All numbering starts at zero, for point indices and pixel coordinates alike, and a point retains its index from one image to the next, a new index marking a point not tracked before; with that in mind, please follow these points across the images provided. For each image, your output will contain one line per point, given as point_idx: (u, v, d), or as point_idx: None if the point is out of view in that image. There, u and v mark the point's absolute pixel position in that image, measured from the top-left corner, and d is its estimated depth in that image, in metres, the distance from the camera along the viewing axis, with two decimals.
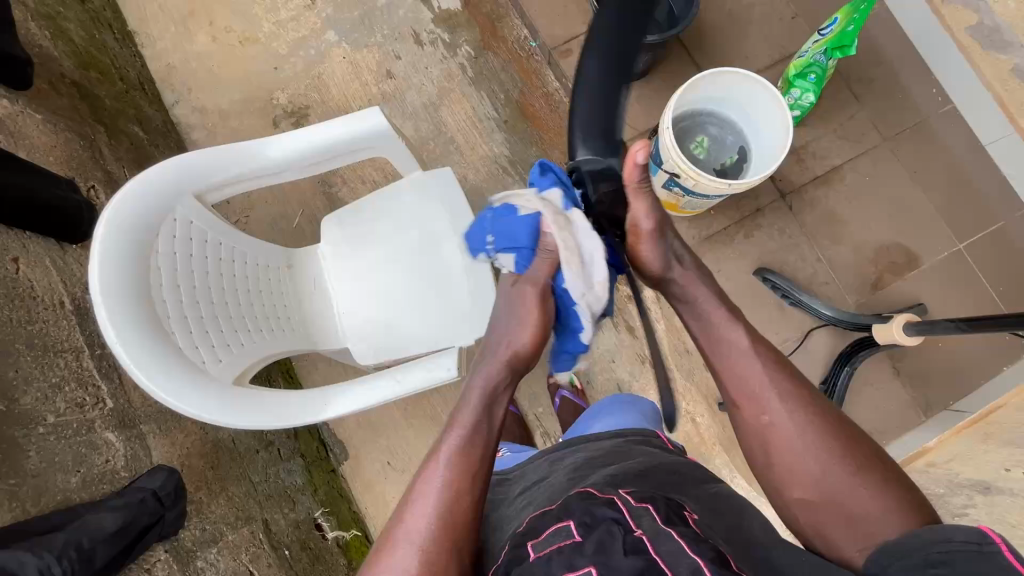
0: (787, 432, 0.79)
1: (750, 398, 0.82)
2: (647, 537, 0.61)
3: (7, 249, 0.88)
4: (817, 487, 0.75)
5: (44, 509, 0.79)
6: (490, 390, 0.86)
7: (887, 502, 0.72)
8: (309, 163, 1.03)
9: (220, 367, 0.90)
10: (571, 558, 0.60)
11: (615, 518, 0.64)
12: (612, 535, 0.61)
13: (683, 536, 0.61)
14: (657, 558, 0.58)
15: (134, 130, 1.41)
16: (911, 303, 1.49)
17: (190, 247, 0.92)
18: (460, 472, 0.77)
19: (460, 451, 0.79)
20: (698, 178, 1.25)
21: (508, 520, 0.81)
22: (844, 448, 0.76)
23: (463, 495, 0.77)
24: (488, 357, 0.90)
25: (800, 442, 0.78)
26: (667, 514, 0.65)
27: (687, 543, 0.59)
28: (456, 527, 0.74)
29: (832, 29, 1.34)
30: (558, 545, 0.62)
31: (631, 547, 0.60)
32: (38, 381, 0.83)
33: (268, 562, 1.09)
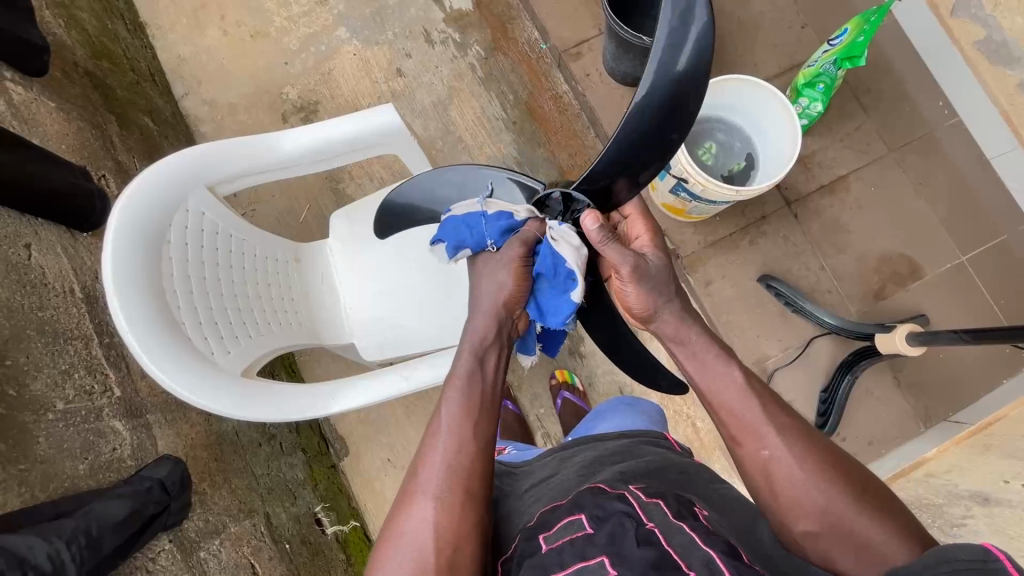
0: (786, 466, 0.75)
1: (745, 432, 0.79)
2: (660, 530, 0.62)
3: (20, 235, 0.88)
4: (822, 517, 0.72)
5: (52, 495, 0.78)
6: (482, 351, 0.84)
7: (887, 531, 0.71)
8: (320, 159, 1.03)
9: (228, 358, 0.90)
10: (584, 549, 0.60)
11: (627, 511, 0.64)
12: (624, 526, 0.62)
13: (694, 530, 0.62)
14: (669, 549, 0.59)
15: (145, 121, 1.42)
16: (913, 313, 1.51)
17: (202, 238, 0.92)
18: (454, 440, 0.78)
19: (456, 421, 0.79)
20: (708, 185, 1.26)
21: (517, 515, 0.81)
22: (845, 476, 0.75)
23: (469, 459, 0.77)
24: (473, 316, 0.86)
25: (801, 476, 0.74)
26: (677, 509, 0.65)
27: (699, 536, 0.61)
28: (457, 493, 0.75)
29: (843, 39, 1.35)
30: (570, 537, 0.63)
31: (643, 539, 0.60)
32: (48, 368, 0.83)
33: (268, 556, 1.09)
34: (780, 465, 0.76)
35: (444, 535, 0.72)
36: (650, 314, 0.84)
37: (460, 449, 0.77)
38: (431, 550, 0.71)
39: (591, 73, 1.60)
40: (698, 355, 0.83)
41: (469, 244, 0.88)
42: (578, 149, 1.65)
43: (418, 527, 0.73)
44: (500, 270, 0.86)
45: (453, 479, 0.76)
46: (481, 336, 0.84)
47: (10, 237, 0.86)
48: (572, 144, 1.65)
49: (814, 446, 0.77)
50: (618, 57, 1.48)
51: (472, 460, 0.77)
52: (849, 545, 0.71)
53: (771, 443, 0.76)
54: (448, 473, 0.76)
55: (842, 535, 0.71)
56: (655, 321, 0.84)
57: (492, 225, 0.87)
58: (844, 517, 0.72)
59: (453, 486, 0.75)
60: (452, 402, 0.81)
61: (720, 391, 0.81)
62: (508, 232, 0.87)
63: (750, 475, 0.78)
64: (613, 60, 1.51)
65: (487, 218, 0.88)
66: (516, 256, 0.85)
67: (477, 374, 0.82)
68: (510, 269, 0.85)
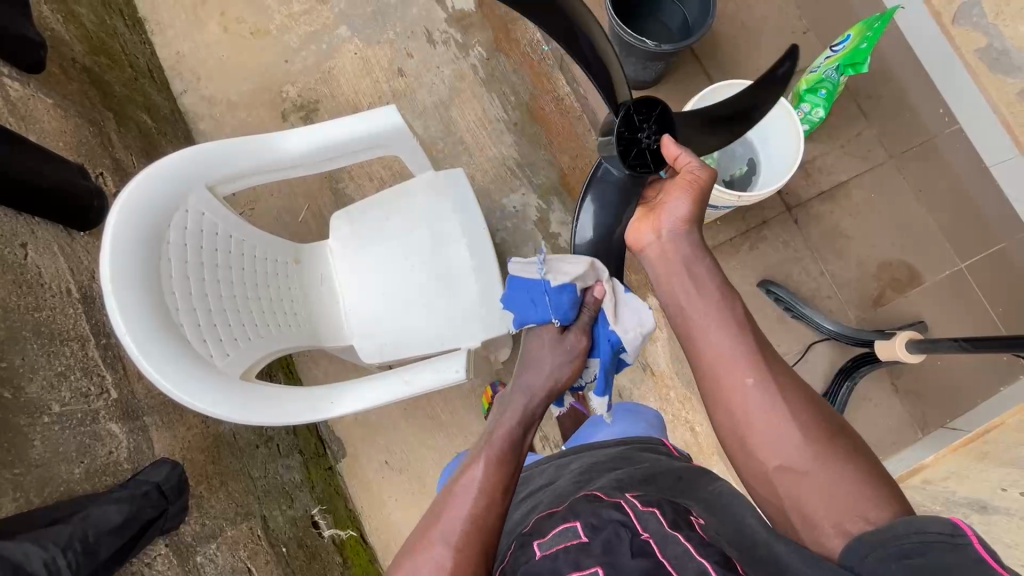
0: (764, 401, 0.75)
1: (729, 363, 0.78)
2: (655, 540, 0.62)
3: (16, 235, 0.86)
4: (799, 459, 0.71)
5: (47, 499, 0.77)
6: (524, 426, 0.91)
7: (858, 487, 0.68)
8: (324, 159, 1.03)
9: (227, 361, 0.89)
10: (578, 558, 0.61)
11: (622, 520, 0.65)
12: (619, 536, 0.63)
13: (690, 540, 0.61)
14: (664, 560, 0.59)
15: (143, 118, 1.40)
16: (911, 320, 1.51)
17: (200, 239, 0.91)
18: (475, 496, 0.78)
19: (481, 488, 0.79)
20: (709, 190, 1.26)
21: (514, 524, 0.81)
22: (819, 425, 0.74)
23: (491, 517, 0.77)
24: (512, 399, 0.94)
25: (779, 409, 0.74)
26: (674, 518, 0.65)
27: (694, 547, 0.60)
28: (475, 557, 0.72)
29: (845, 46, 1.36)
30: (564, 545, 0.64)
31: (637, 549, 0.61)
32: (44, 370, 0.82)
33: (265, 559, 1.08)
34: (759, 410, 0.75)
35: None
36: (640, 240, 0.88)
37: (472, 509, 0.76)
38: None
39: None
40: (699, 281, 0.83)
41: (535, 318, 0.96)
42: (579, 151, 1.65)
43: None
44: (561, 347, 0.96)
45: (461, 534, 0.74)
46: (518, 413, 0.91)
47: (6, 236, 0.84)
48: (574, 147, 1.65)
49: (791, 397, 0.75)
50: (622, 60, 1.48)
51: (482, 520, 0.76)
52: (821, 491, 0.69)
53: (756, 372, 0.76)
54: (454, 529, 0.74)
55: (808, 485, 0.70)
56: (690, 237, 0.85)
57: (559, 300, 0.94)
58: (813, 464, 0.70)
59: (467, 543, 0.73)
60: (480, 467, 0.82)
61: (700, 315, 0.81)
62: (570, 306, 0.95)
63: (730, 407, 0.77)
64: None
65: (550, 292, 0.94)
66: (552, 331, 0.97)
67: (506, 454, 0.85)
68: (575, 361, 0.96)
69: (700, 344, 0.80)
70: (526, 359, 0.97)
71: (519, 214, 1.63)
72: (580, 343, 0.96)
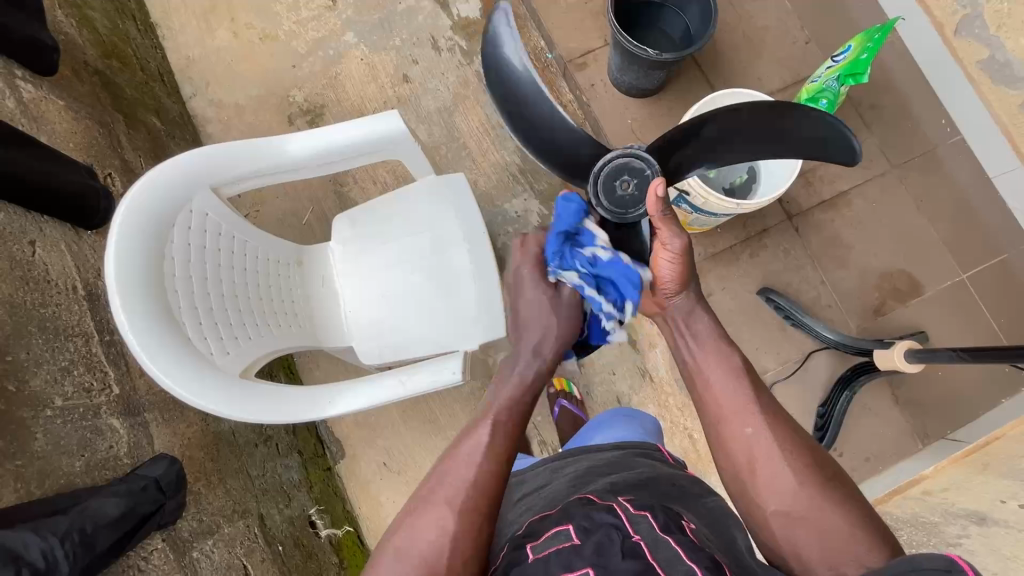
0: (766, 449, 0.80)
1: (729, 415, 0.84)
2: (646, 542, 0.63)
3: (25, 232, 0.88)
4: (794, 500, 0.77)
5: (47, 492, 0.78)
6: (522, 381, 0.87)
7: (853, 533, 0.74)
8: (327, 162, 1.04)
9: (227, 359, 0.90)
10: (570, 559, 0.62)
11: (615, 523, 0.66)
12: (610, 538, 0.64)
13: (680, 545, 0.63)
14: (655, 562, 0.61)
15: (152, 120, 1.43)
16: (912, 330, 1.51)
17: (204, 240, 0.92)
18: (480, 462, 0.80)
19: (485, 453, 0.81)
20: (708, 197, 1.28)
21: (509, 525, 0.83)
22: (814, 469, 0.79)
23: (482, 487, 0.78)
24: (518, 352, 0.89)
25: (778, 458, 0.80)
26: (665, 522, 0.67)
27: (685, 552, 0.62)
28: (473, 519, 0.76)
29: (846, 56, 1.37)
30: (556, 547, 0.65)
31: (628, 550, 0.62)
32: (48, 364, 0.84)
33: (262, 557, 1.08)
34: (759, 447, 0.80)
35: (442, 557, 0.73)
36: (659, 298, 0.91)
37: (473, 474, 0.79)
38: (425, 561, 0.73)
39: (596, 83, 1.62)
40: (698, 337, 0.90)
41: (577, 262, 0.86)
42: None
43: (421, 538, 0.74)
44: (542, 319, 0.87)
45: (464, 498, 0.77)
46: (520, 364, 0.88)
47: (15, 233, 0.86)
48: None
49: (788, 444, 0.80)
50: (624, 68, 1.50)
51: (484, 484, 0.78)
52: (821, 534, 0.75)
53: (755, 422, 0.82)
54: (456, 492, 0.77)
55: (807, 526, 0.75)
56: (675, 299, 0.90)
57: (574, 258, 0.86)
58: (810, 507, 0.76)
59: (471, 509, 0.76)
60: (489, 430, 0.83)
61: (711, 369, 0.87)
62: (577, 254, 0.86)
63: (732, 456, 0.82)
64: (619, 70, 1.53)
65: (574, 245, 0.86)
66: (542, 281, 0.88)
67: (514, 415, 0.85)
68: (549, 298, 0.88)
69: (711, 397, 0.86)
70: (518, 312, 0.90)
71: (521, 219, 1.64)
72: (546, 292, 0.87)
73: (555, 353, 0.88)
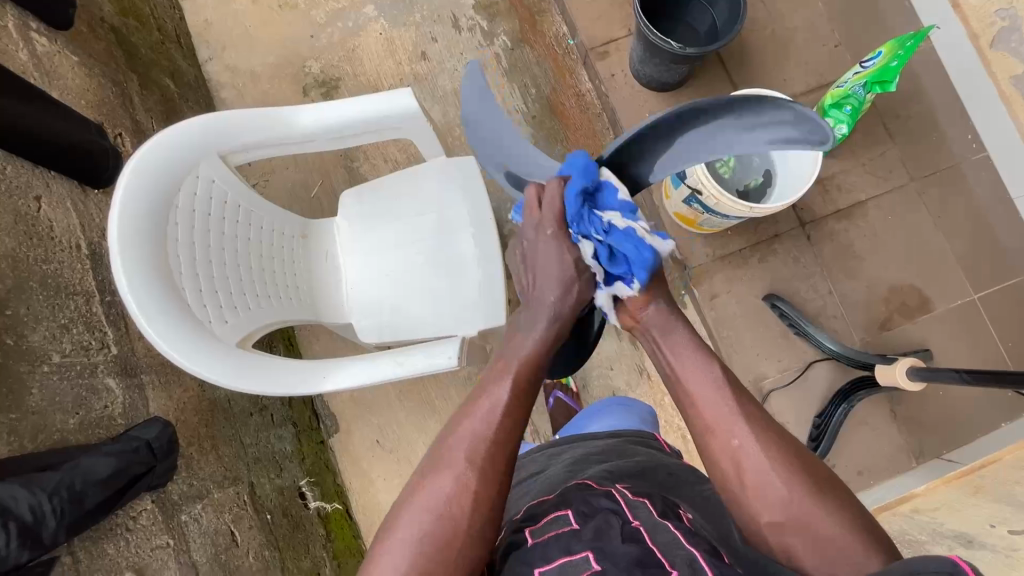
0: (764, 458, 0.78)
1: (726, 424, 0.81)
2: (645, 528, 0.66)
3: (31, 187, 0.88)
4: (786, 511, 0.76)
5: (40, 446, 0.79)
6: (537, 331, 0.84)
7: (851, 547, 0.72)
8: (337, 137, 1.03)
9: (225, 329, 0.90)
10: (569, 544, 0.65)
11: (613, 509, 0.69)
12: (610, 523, 0.67)
13: (678, 529, 0.66)
14: (653, 547, 0.63)
15: (166, 82, 1.42)
16: (917, 347, 1.49)
17: (210, 206, 0.92)
18: (496, 419, 0.79)
19: (505, 410, 0.80)
20: (720, 199, 1.27)
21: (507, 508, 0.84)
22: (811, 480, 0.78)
23: (498, 444, 0.78)
24: (535, 311, 0.85)
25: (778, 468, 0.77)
26: (663, 509, 0.70)
27: (683, 536, 0.65)
28: (489, 475, 0.76)
29: (875, 62, 1.33)
30: (555, 532, 0.68)
31: (628, 535, 0.65)
32: (47, 321, 0.84)
33: (250, 525, 1.10)
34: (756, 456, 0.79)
35: (459, 514, 0.73)
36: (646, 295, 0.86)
37: (490, 433, 0.78)
38: (434, 518, 0.73)
39: (617, 74, 1.59)
40: (676, 350, 0.86)
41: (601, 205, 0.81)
42: (595, 149, 1.64)
43: (437, 495, 0.74)
44: (559, 273, 0.83)
45: (482, 457, 0.76)
46: (531, 314, 0.85)
47: (20, 187, 0.86)
48: (591, 144, 1.65)
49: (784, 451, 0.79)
50: (646, 61, 1.47)
51: (500, 440, 0.78)
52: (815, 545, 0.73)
53: (751, 434, 0.80)
54: (477, 448, 0.77)
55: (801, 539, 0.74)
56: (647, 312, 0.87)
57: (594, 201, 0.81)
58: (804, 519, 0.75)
59: (488, 464, 0.76)
60: (505, 389, 0.81)
61: (695, 381, 0.83)
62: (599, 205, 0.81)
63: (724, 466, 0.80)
64: (640, 62, 1.50)
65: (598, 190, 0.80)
66: (560, 236, 0.82)
67: (527, 372, 0.83)
68: (557, 249, 0.82)
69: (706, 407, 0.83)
70: (527, 262, 0.86)
71: None
72: (549, 235, 0.83)
73: (572, 311, 0.85)
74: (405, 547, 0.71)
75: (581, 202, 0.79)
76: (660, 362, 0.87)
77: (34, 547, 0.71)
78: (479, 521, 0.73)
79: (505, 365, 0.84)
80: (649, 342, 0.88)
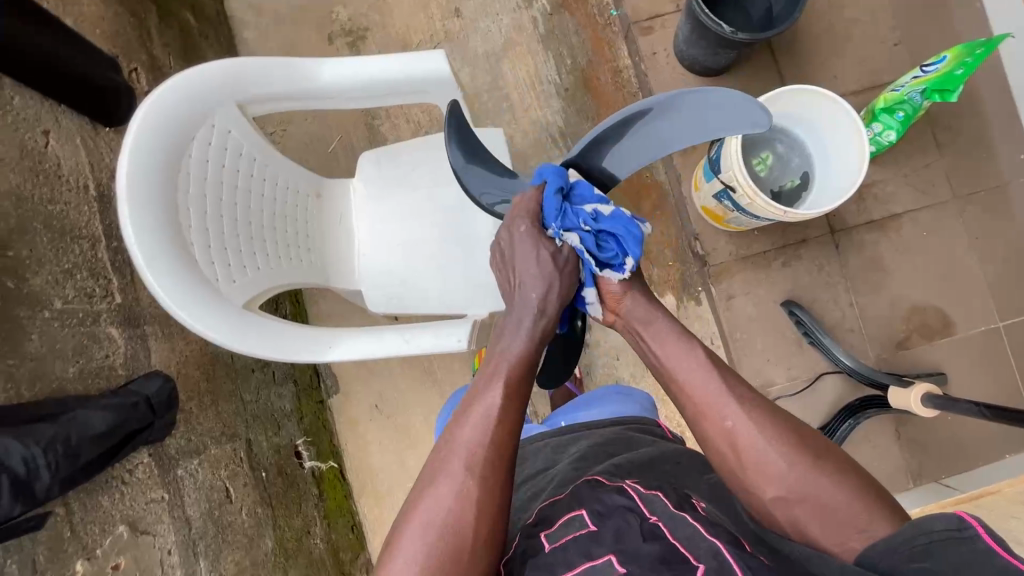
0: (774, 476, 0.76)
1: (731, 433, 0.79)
2: (663, 523, 0.66)
3: (39, 120, 0.83)
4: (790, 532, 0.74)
5: (38, 394, 0.76)
6: (518, 332, 0.84)
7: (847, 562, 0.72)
8: (360, 95, 0.97)
9: (232, 288, 0.87)
10: (589, 547, 0.65)
11: (630, 506, 0.69)
12: (628, 522, 0.67)
13: (698, 521, 0.66)
14: (675, 542, 0.64)
15: (187, 16, 1.35)
16: (932, 370, 1.45)
17: (223, 158, 0.87)
18: (490, 425, 0.77)
19: (500, 413, 0.78)
20: (754, 199, 1.21)
21: (519, 510, 0.84)
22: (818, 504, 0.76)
23: (495, 449, 0.76)
24: (518, 310, 0.85)
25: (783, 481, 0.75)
26: (677, 500, 0.70)
27: (704, 528, 0.65)
28: (491, 481, 0.75)
29: (937, 68, 1.25)
30: (573, 535, 0.67)
31: (648, 533, 0.65)
32: (50, 264, 0.81)
33: (244, 482, 1.10)
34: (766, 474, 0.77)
35: (465, 525, 0.72)
36: (625, 287, 0.88)
37: (484, 437, 0.76)
38: (439, 534, 0.71)
39: (658, 52, 1.52)
40: (660, 333, 0.86)
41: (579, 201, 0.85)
42: None
43: (440, 507, 0.73)
44: (540, 271, 0.84)
45: (484, 467, 0.75)
46: (515, 314, 0.85)
47: (28, 119, 0.81)
48: None
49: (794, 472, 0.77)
50: (691, 42, 1.40)
51: (497, 445, 0.77)
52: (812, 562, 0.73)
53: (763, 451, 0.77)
54: (476, 457, 0.75)
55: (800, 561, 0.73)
56: (630, 300, 0.88)
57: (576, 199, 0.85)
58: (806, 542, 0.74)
59: (489, 471, 0.75)
60: (499, 393, 0.80)
61: (680, 365, 0.83)
62: (581, 200, 0.85)
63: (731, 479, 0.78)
64: (685, 43, 1.42)
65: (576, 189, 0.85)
66: (537, 233, 0.84)
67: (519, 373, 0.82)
68: (537, 241, 0.84)
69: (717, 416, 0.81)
70: (506, 263, 0.87)
71: None
72: (524, 230, 0.85)
73: (556, 306, 0.86)
74: (414, 556, 0.71)
75: (561, 199, 0.84)
76: (645, 351, 0.88)
77: (26, 501, 0.68)
78: (482, 533, 0.72)
79: (494, 369, 0.82)
80: (633, 330, 0.89)
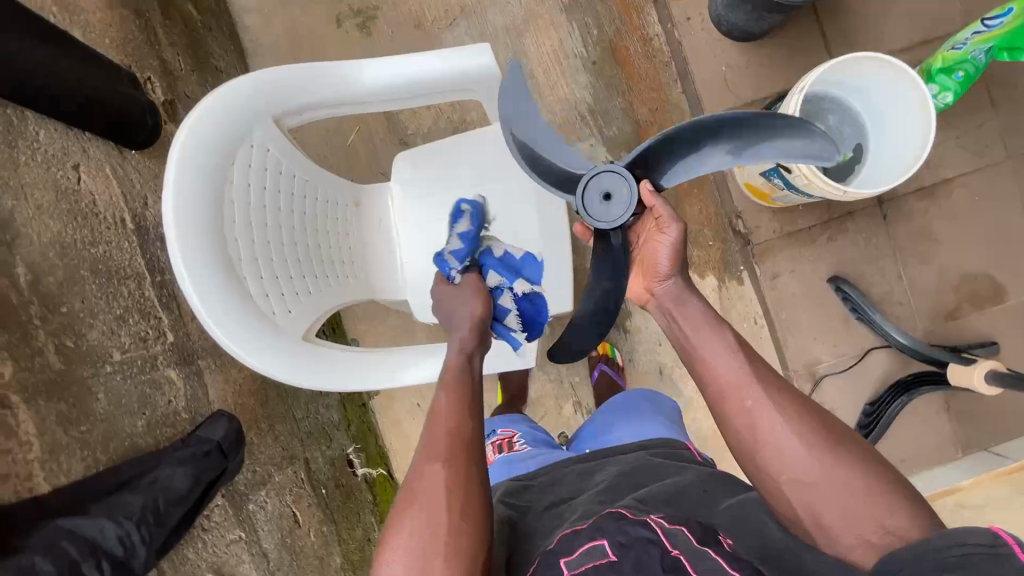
0: None
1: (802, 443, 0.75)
2: (686, 558, 0.59)
3: (67, 154, 0.80)
4: None
5: (113, 456, 0.78)
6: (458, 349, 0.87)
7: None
8: (400, 97, 0.90)
9: (289, 319, 0.83)
10: None
11: (651, 537, 0.61)
12: (650, 554, 0.59)
13: (721, 557, 0.59)
14: None
15: (189, 8, 1.25)
16: (983, 340, 1.41)
17: (264, 179, 0.82)
18: (450, 418, 0.75)
19: (453, 408, 0.76)
20: (811, 180, 1.14)
21: (534, 536, 0.74)
22: None
23: (461, 440, 0.73)
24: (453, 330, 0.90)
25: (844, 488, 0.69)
26: (702, 535, 0.62)
27: (728, 566, 0.58)
28: (459, 474, 0.70)
29: (1002, 22, 1.15)
30: (593, 564, 0.60)
31: (670, 569, 0.58)
32: (103, 313, 0.80)
33: (309, 502, 1.10)
34: None
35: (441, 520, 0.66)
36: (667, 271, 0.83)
37: (448, 429, 0.74)
38: (420, 541, 0.65)
39: (693, 17, 1.42)
40: (691, 319, 0.82)
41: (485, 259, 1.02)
42: (660, 104, 1.47)
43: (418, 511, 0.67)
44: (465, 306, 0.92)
45: (443, 451, 0.71)
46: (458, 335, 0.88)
47: (56, 156, 0.78)
48: (655, 98, 1.47)
49: None
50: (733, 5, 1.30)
51: (464, 435, 0.74)
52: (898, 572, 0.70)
53: None
54: (437, 447, 0.72)
55: None
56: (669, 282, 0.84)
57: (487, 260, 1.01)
58: None
59: (454, 462, 0.70)
60: (443, 392, 0.78)
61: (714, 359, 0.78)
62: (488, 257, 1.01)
63: None
64: (725, 6, 1.33)
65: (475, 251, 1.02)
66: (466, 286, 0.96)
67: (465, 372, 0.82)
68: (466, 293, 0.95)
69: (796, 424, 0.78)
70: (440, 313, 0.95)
71: None
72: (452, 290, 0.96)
73: (481, 324, 0.91)
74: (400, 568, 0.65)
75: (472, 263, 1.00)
76: (674, 336, 0.84)
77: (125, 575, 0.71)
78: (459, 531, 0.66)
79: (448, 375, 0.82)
80: (665, 314, 0.85)
